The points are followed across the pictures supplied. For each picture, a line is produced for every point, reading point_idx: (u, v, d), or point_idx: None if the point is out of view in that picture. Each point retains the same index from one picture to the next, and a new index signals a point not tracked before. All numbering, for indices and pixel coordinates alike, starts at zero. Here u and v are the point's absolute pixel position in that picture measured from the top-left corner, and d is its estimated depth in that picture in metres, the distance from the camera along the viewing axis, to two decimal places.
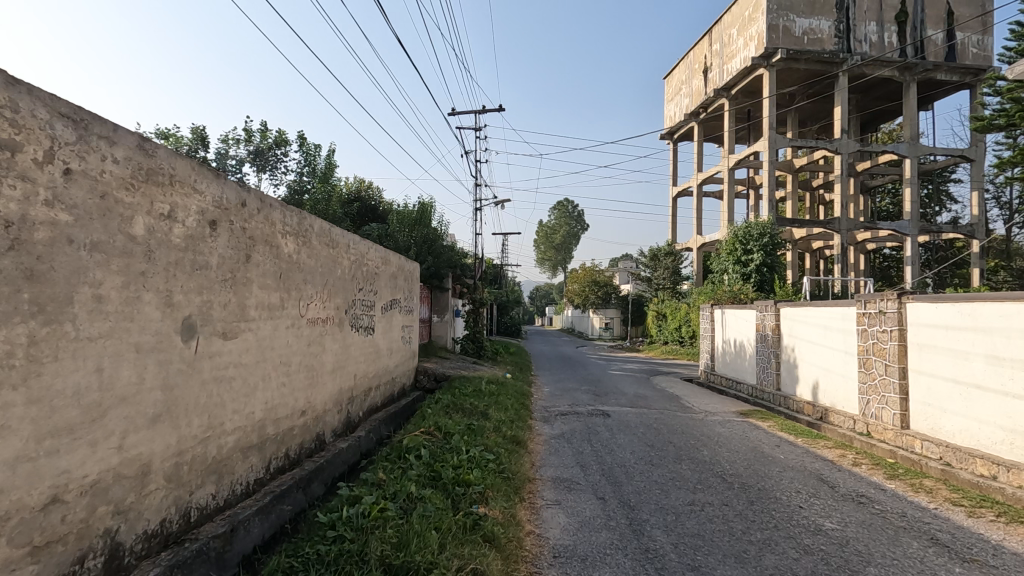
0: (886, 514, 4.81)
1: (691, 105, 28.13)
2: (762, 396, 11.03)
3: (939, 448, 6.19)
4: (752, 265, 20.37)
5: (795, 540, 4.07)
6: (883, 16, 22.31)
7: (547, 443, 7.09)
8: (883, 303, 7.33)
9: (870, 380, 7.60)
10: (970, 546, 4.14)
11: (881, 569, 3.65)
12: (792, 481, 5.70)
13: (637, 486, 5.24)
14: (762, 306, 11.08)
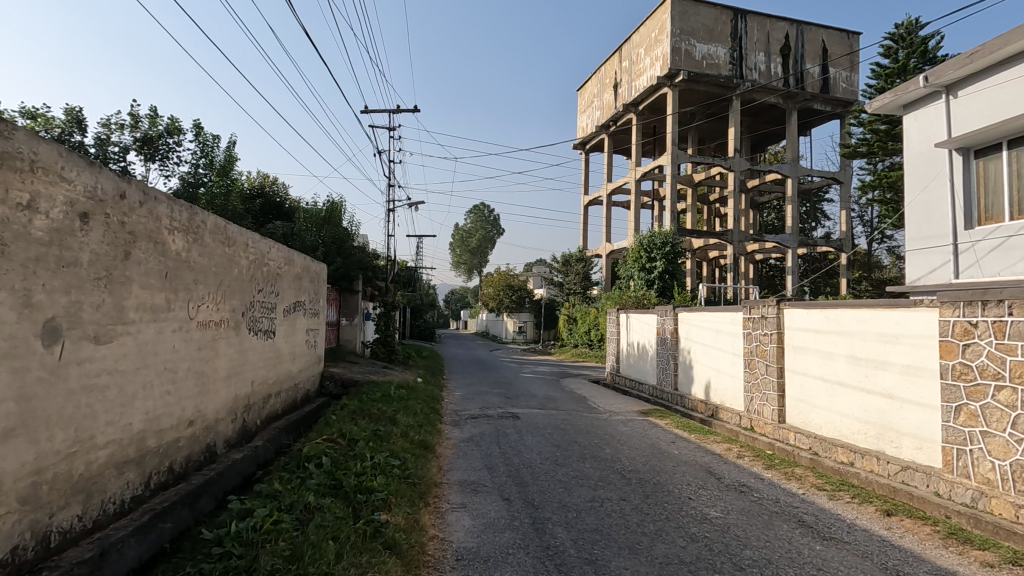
0: (762, 500, 5.29)
1: (602, 118, 29.33)
2: (661, 396, 11.70)
3: (809, 439, 6.88)
4: (656, 272, 21.61)
5: (682, 529, 4.37)
6: (770, 47, 24.58)
7: (456, 446, 7.07)
8: (765, 309, 8.04)
9: (754, 379, 8.31)
10: (830, 526, 4.66)
11: (756, 552, 4.01)
12: (685, 474, 6.11)
13: (542, 486, 5.37)
14: (662, 311, 11.77)
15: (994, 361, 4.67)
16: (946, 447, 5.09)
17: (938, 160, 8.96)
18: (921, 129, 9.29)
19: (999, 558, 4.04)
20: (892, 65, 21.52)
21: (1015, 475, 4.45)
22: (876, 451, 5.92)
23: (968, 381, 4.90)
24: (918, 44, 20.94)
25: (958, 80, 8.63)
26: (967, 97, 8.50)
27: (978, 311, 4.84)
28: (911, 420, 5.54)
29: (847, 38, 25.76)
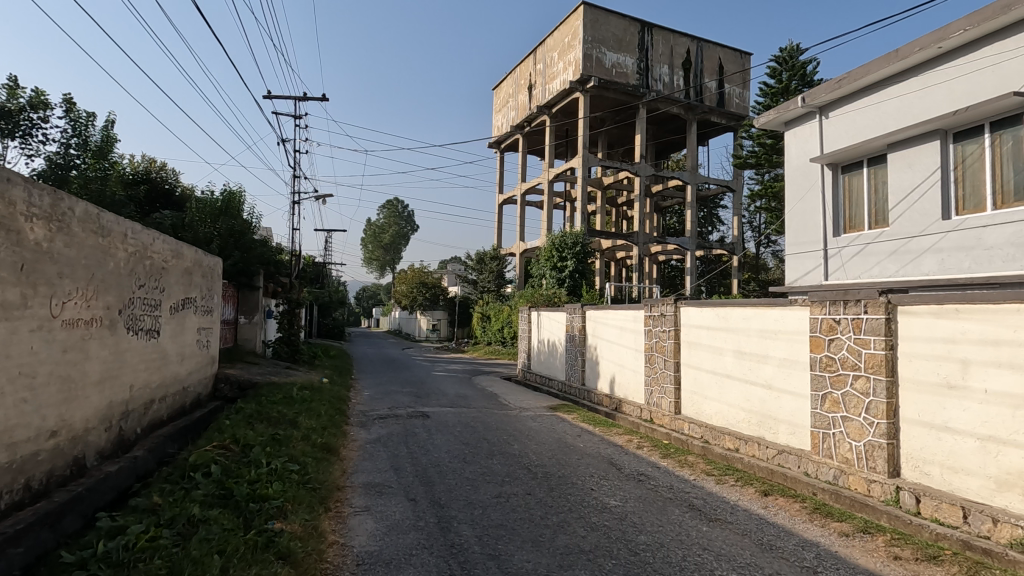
0: (657, 487, 5.63)
1: (516, 118, 29.68)
2: (570, 391, 12.05)
3: (701, 428, 7.40)
4: (567, 271, 22.26)
5: (583, 519, 4.54)
6: (673, 61, 26.10)
7: (362, 448, 6.87)
8: (663, 307, 8.54)
9: (653, 374, 8.79)
10: (715, 507, 5.04)
11: (650, 536, 4.24)
12: (588, 466, 6.36)
13: (449, 484, 5.36)
14: (571, 310, 12.13)
15: (852, 354, 5.27)
16: (814, 432, 5.68)
17: (813, 173, 9.95)
18: (800, 144, 10.26)
19: (853, 528, 4.58)
20: (777, 85, 23.62)
21: (868, 454, 5.06)
22: (757, 437, 6.49)
23: (832, 372, 5.49)
24: (798, 67, 23.14)
25: (830, 103, 9.62)
26: (837, 118, 9.51)
27: (840, 309, 5.43)
28: (786, 408, 6.12)
29: (740, 57, 27.91)
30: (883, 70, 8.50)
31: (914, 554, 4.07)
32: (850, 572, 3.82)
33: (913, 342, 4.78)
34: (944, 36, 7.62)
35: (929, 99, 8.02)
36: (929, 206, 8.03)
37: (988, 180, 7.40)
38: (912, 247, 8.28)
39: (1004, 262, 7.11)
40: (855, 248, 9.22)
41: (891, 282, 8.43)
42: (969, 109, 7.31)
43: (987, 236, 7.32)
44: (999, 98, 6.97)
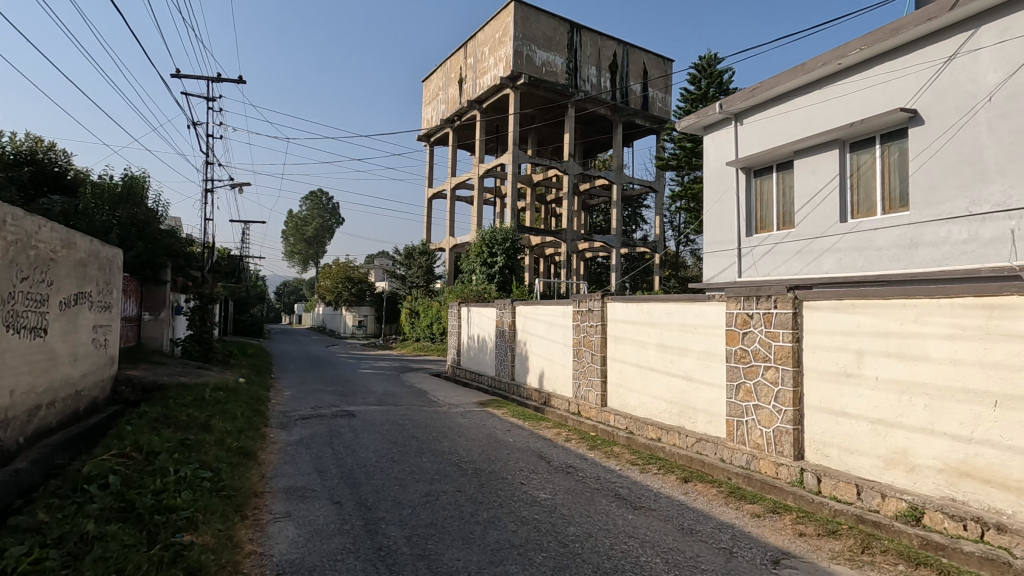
0: (585, 479, 5.75)
1: (446, 111, 29.34)
2: (499, 386, 12.09)
3: (626, 420, 7.65)
4: (496, 267, 22.30)
5: (513, 514, 4.55)
6: (600, 63, 26.77)
7: (283, 450, 6.52)
8: (591, 302, 8.73)
9: (581, 367, 8.98)
10: (640, 496, 5.23)
11: (578, 527, 4.32)
12: (517, 460, 6.40)
13: (376, 485, 5.19)
14: (501, 305, 12.14)
15: (764, 346, 5.61)
16: (729, 420, 6.01)
17: (729, 176, 10.54)
18: (718, 148, 10.81)
19: (764, 509, 4.90)
20: (696, 91, 24.86)
21: (776, 439, 5.43)
22: (677, 427, 6.79)
23: (745, 363, 5.83)
24: (715, 75, 24.46)
25: (745, 110, 10.20)
26: (751, 125, 10.09)
27: (753, 304, 5.77)
28: (704, 398, 6.45)
29: (662, 63, 29.08)
30: (792, 81, 9.10)
31: (817, 530, 4.41)
32: (762, 550, 4.08)
33: (816, 335, 5.17)
34: (844, 53, 8.27)
35: (830, 111, 8.69)
36: (829, 209, 8.72)
37: (878, 187, 8.14)
38: (815, 247, 8.97)
39: (892, 262, 7.86)
40: (765, 247, 9.87)
41: (796, 279, 9.10)
42: (863, 121, 7.99)
43: (877, 238, 8.06)
44: (889, 112, 7.66)
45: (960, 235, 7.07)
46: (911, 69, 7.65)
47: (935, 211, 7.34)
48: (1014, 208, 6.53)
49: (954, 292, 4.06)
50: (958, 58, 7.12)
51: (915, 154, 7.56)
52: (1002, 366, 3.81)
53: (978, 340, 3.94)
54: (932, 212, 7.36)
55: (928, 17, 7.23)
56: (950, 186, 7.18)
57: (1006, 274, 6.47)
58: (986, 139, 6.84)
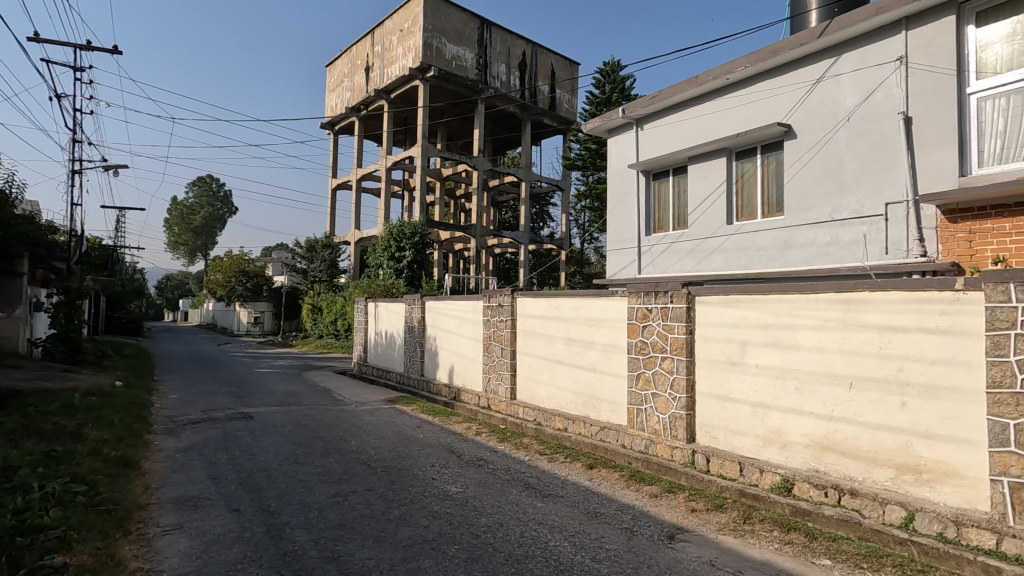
0: (495, 470, 5.86)
1: (352, 99, 28.24)
2: (408, 382, 11.92)
3: (534, 412, 7.88)
4: (404, 262, 21.87)
5: (425, 509, 4.54)
6: (510, 61, 27.07)
7: (170, 458, 6.00)
8: (500, 298, 8.86)
9: (491, 362, 9.09)
10: (548, 484, 5.42)
11: (490, 517, 4.41)
12: (428, 456, 6.36)
13: (279, 489, 4.95)
14: (410, 300, 11.94)
15: (661, 338, 6.02)
16: (630, 408, 6.39)
17: (631, 178, 11.12)
18: (621, 150, 11.36)
19: (660, 489, 5.27)
20: (600, 96, 25.94)
21: (671, 424, 5.85)
22: (583, 416, 7.10)
23: (645, 354, 6.22)
24: (618, 81, 25.65)
25: (645, 116, 10.78)
26: (651, 130, 10.71)
27: (652, 299, 6.15)
28: (608, 388, 6.79)
29: (569, 66, 29.97)
30: (687, 91, 9.76)
31: (706, 505, 4.83)
32: (659, 527, 4.40)
33: (706, 327, 5.63)
34: (731, 69, 9.00)
35: (720, 121, 9.43)
36: (718, 212, 9.49)
37: (759, 193, 8.99)
38: (706, 246, 9.73)
39: (770, 261, 8.73)
40: (662, 246, 10.54)
41: (690, 276, 9.81)
42: (747, 133, 8.77)
43: (758, 240, 8.90)
44: (768, 126, 8.49)
45: (824, 238, 8.00)
46: (786, 88, 8.50)
47: (805, 216, 8.25)
48: (867, 215, 7.50)
49: (819, 288, 4.62)
50: (824, 81, 8.01)
51: (789, 165, 8.45)
52: (856, 353, 4.39)
53: (838, 330, 4.51)
54: (803, 217, 8.26)
55: (801, 42, 8.07)
56: (817, 194, 8.10)
57: (859, 273, 7.43)
58: (845, 154, 7.79)
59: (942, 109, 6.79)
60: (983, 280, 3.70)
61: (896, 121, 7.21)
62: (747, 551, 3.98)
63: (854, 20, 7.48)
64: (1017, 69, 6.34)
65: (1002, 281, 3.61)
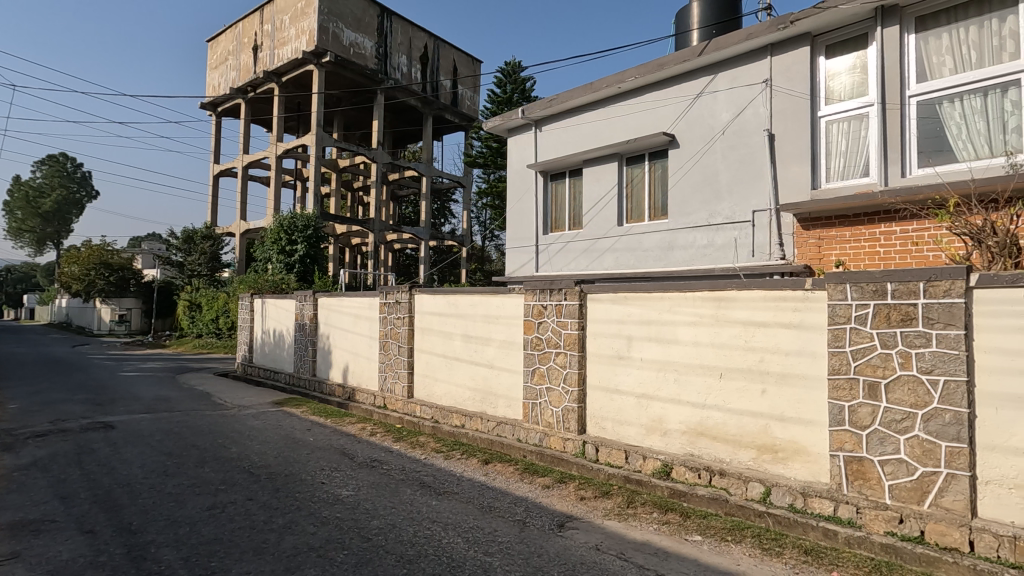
0: (390, 471, 5.74)
1: (237, 80, 26.16)
2: (298, 383, 11.30)
3: (432, 409, 7.81)
4: (296, 256, 20.64)
5: (312, 516, 4.33)
6: (411, 53, 26.50)
7: (6, 478, 5.20)
8: (398, 294, 8.66)
9: (387, 360, 8.87)
10: (443, 481, 5.41)
11: (383, 519, 4.31)
12: (318, 460, 6.08)
13: (143, 505, 4.47)
14: (301, 297, 11.31)
15: (556, 334, 6.22)
16: (526, 402, 6.54)
17: (529, 177, 11.38)
18: (520, 150, 11.56)
19: (552, 480, 5.46)
20: (502, 95, 26.24)
21: (564, 417, 6.07)
22: (480, 413, 7.16)
23: (540, 350, 6.39)
24: (519, 82, 26.08)
25: (544, 118, 11.05)
26: (548, 132, 11.01)
27: (547, 296, 6.34)
28: (505, 383, 6.91)
29: (472, 63, 29.98)
30: (582, 97, 10.13)
31: (594, 492, 5.08)
32: (551, 517, 4.55)
33: (596, 323, 5.91)
34: (623, 78, 9.46)
35: (612, 128, 9.91)
36: (610, 214, 9.99)
37: (647, 198, 9.59)
38: (598, 246, 10.19)
39: (655, 261, 9.33)
40: (558, 245, 10.88)
41: (584, 274, 10.21)
42: (636, 140, 9.30)
43: (645, 240, 9.48)
44: (655, 135, 9.07)
45: (702, 240, 8.69)
46: (671, 101, 9.13)
47: (686, 220, 8.92)
48: (737, 220, 8.27)
49: (695, 286, 5.02)
50: (703, 97, 8.71)
51: (672, 172, 9.10)
52: (726, 346, 4.82)
53: (711, 325, 4.93)
54: (684, 221, 8.93)
55: (684, 59, 8.67)
56: (696, 200, 8.79)
57: (731, 273, 8.16)
58: (720, 165, 8.53)
59: (799, 128, 7.64)
60: (827, 280, 4.23)
61: (762, 137, 8.01)
62: (629, 533, 4.24)
63: (729, 42, 8.16)
64: (857, 97, 7.25)
65: (840, 282, 4.16)
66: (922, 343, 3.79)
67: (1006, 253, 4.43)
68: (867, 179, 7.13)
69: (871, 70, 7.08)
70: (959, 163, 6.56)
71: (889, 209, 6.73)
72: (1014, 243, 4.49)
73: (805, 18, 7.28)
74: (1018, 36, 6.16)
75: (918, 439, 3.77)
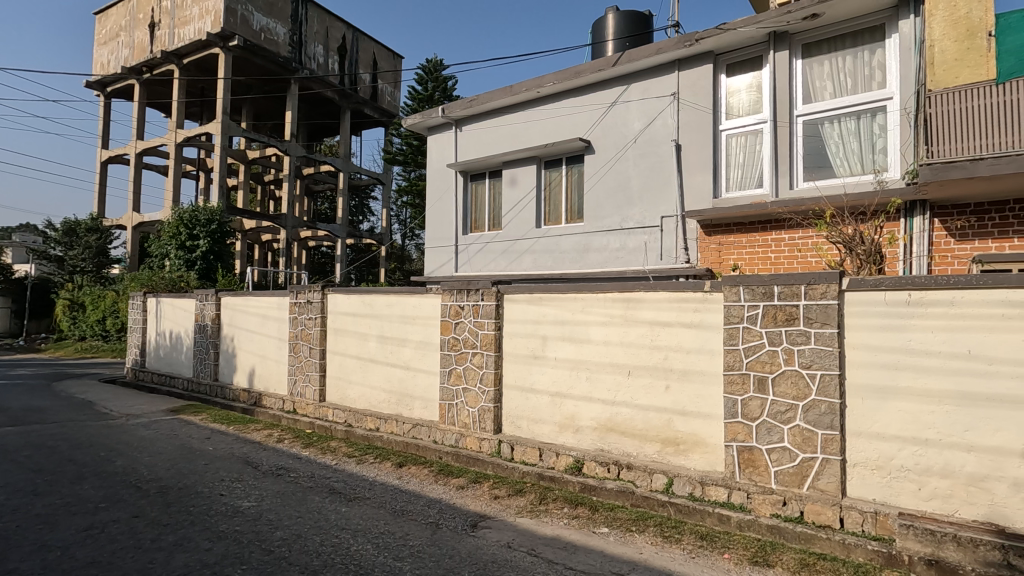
0: (297, 479, 5.48)
1: (130, 58, 23.94)
2: (198, 389, 10.52)
3: (344, 413, 7.56)
4: (198, 252, 19.17)
5: (208, 530, 4.06)
6: (328, 43, 25.45)
7: None
8: (309, 294, 8.29)
9: (297, 362, 8.48)
10: (354, 487, 5.24)
11: (287, 530, 4.12)
12: (217, 470, 5.70)
13: (4, 530, 3.97)
14: (201, 296, 10.55)
15: (472, 335, 6.22)
16: (442, 403, 6.49)
17: (449, 177, 11.32)
18: (440, 149, 11.46)
19: (467, 480, 5.45)
20: (423, 92, 25.92)
21: (480, 417, 6.09)
22: (395, 415, 7.02)
23: (456, 351, 6.37)
24: (440, 80, 25.90)
25: (464, 118, 11.02)
26: (468, 133, 11.00)
27: (464, 297, 6.33)
28: (420, 385, 6.82)
29: (392, 58, 29.35)
30: (501, 99, 10.20)
31: (508, 491, 5.13)
32: (464, 517, 4.54)
33: (512, 324, 5.98)
34: (541, 83, 9.63)
35: (531, 131, 10.07)
36: (528, 216, 10.15)
37: (564, 201, 9.84)
38: (517, 247, 10.33)
39: (571, 263, 9.59)
40: (477, 245, 10.90)
41: (503, 274, 10.29)
42: (554, 144, 9.52)
43: (561, 243, 9.72)
44: (572, 140, 9.33)
45: (615, 244, 9.04)
46: (587, 108, 9.43)
47: (600, 223, 9.24)
48: (647, 225, 8.69)
49: (606, 287, 5.21)
50: (616, 106, 9.07)
51: (588, 177, 9.40)
52: (634, 344, 5.05)
53: (620, 324, 5.14)
54: (598, 224, 9.25)
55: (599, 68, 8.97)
56: (610, 205, 9.14)
57: (641, 275, 8.55)
58: (632, 172, 8.92)
59: (702, 140, 8.15)
60: (723, 283, 4.54)
61: (669, 147, 8.47)
62: (540, 529, 4.32)
63: (640, 55, 8.54)
64: (753, 114, 7.85)
65: (735, 284, 4.49)
66: (803, 340, 4.17)
67: (871, 260, 4.97)
68: (760, 190, 7.74)
69: (765, 90, 7.71)
70: (836, 178, 7.26)
71: (778, 219, 7.37)
72: (878, 251, 5.03)
73: (709, 37, 7.77)
74: (884, 67, 6.92)
75: (799, 428, 4.15)
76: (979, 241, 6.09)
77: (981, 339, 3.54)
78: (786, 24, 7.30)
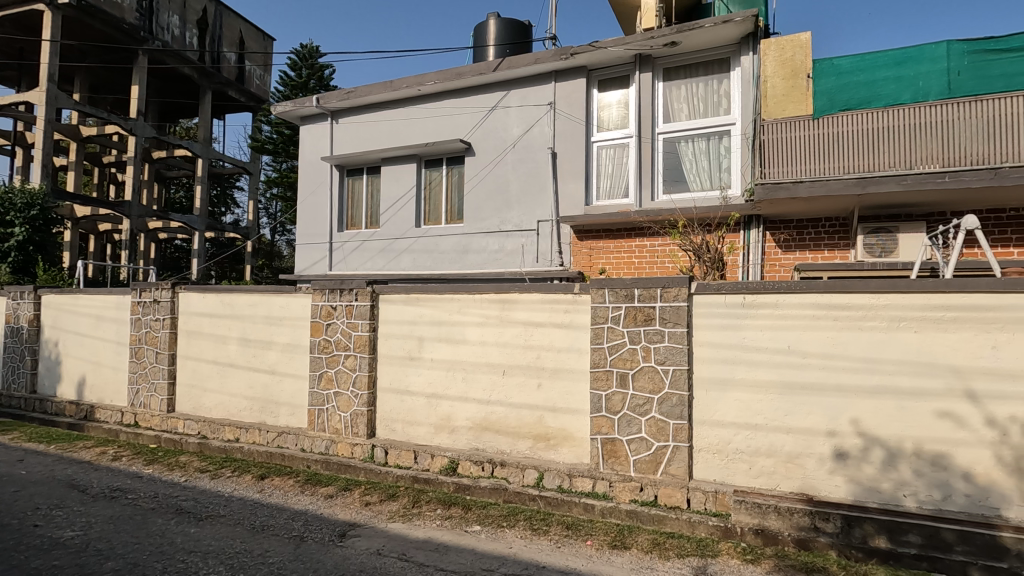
0: (137, 500, 4.86)
1: None
2: (9, 404, 8.91)
3: (197, 424, 6.87)
4: (11, 241, 15.93)
5: (15, 570, 3.46)
6: (185, 14, 22.66)
7: None
8: (156, 292, 7.40)
9: (140, 369, 7.53)
10: (207, 505, 4.77)
11: (120, 560, 3.64)
12: (32, 497, 4.87)
13: None
14: (15, 293, 8.97)
15: (345, 336, 5.97)
16: (311, 409, 6.14)
17: (324, 171, 10.77)
18: (313, 141, 10.85)
19: (337, 488, 5.22)
20: (296, 79, 24.42)
21: (352, 421, 5.86)
22: (258, 424, 6.51)
23: (328, 353, 6.07)
24: (316, 68, 24.58)
25: (340, 110, 10.54)
26: (345, 126, 10.54)
27: (337, 297, 6.05)
28: (287, 390, 6.40)
29: (262, 39, 27.25)
30: (381, 94, 9.91)
31: (380, 497, 4.99)
32: (332, 527, 4.34)
33: (387, 324, 5.83)
34: (422, 82, 9.51)
35: (412, 129, 9.91)
36: (407, 215, 9.97)
37: (443, 202, 9.82)
38: (395, 246, 10.09)
39: (450, 263, 9.58)
40: (353, 244, 10.48)
41: (380, 274, 10.00)
42: (434, 144, 9.44)
43: (440, 243, 9.67)
44: (452, 141, 9.33)
45: (494, 246, 9.20)
46: (468, 110, 9.49)
47: (480, 225, 9.34)
48: (524, 229, 8.95)
49: (482, 288, 5.29)
50: (497, 110, 9.23)
51: (468, 179, 9.46)
52: (508, 344, 5.17)
53: (495, 325, 5.24)
54: (478, 226, 9.35)
55: (480, 71, 9.06)
56: (489, 208, 9.28)
57: (518, 278, 8.78)
58: (510, 176, 9.14)
59: (576, 150, 8.59)
60: (591, 286, 4.82)
61: (546, 154, 8.81)
62: (412, 533, 4.26)
63: (519, 63, 8.78)
64: (621, 129, 8.43)
65: (601, 287, 4.78)
66: (658, 339, 4.57)
67: (715, 267, 5.59)
68: (626, 200, 8.33)
69: (631, 107, 8.31)
70: (689, 192, 8.03)
71: (640, 227, 7.99)
72: (720, 259, 5.67)
73: (582, 53, 8.19)
74: (729, 96, 7.81)
75: (654, 419, 4.53)
76: (800, 252, 7.12)
77: (798, 336, 4.13)
78: (649, 48, 7.95)
